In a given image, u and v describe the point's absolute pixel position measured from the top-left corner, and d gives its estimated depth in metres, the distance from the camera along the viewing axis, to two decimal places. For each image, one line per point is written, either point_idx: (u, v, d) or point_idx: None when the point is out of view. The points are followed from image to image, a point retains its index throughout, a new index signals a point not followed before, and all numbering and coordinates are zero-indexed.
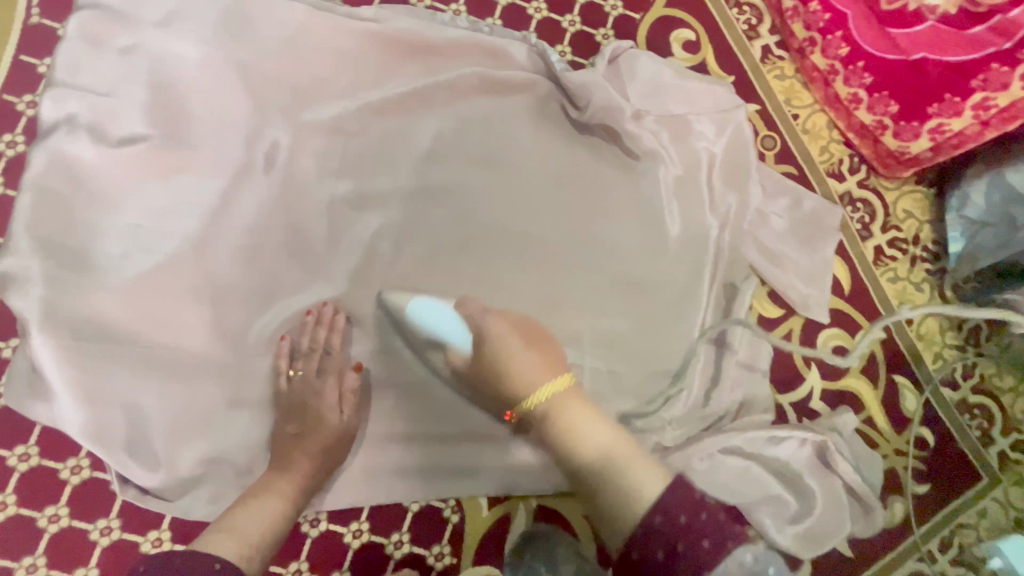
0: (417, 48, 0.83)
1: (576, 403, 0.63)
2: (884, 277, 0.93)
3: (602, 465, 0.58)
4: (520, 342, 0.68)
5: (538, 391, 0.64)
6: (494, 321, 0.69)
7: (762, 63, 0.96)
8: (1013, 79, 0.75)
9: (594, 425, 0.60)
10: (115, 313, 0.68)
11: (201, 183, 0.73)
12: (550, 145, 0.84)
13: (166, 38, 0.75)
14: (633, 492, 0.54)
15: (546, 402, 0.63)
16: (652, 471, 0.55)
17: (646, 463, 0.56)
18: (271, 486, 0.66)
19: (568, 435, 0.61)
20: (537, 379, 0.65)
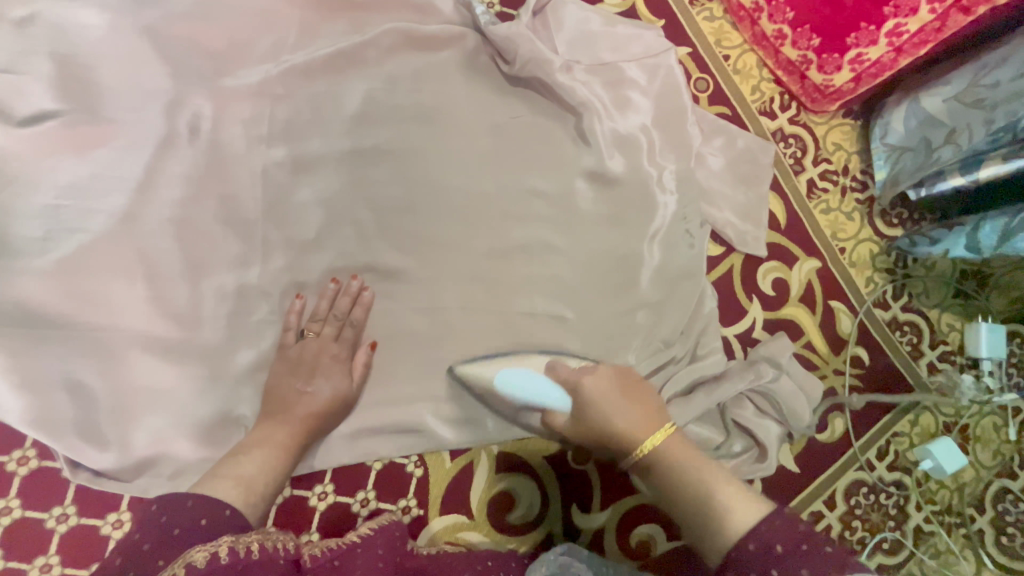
0: (340, 6, 0.81)
1: (683, 451, 0.60)
2: (817, 209, 0.97)
3: (702, 504, 0.53)
4: (620, 396, 0.67)
5: (645, 439, 0.62)
6: (600, 371, 0.70)
7: (691, 5, 0.97)
8: (922, 3, 0.76)
9: (695, 465, 0.57)
10: (45, 296, 0.65)
11: (125, 157, 0.70)
12: (485, 100, 0.85)
13: (66, 6, 0.71)
14: (724, 529, 0.50)
15: (650, 454, 0.61)
16: (746, 504, 0.51)
17: (739, 491, 0.53)
18: (266, 438, 0.65)
19: (666, 469, 0.59)
20: (636, 430, 0.63)
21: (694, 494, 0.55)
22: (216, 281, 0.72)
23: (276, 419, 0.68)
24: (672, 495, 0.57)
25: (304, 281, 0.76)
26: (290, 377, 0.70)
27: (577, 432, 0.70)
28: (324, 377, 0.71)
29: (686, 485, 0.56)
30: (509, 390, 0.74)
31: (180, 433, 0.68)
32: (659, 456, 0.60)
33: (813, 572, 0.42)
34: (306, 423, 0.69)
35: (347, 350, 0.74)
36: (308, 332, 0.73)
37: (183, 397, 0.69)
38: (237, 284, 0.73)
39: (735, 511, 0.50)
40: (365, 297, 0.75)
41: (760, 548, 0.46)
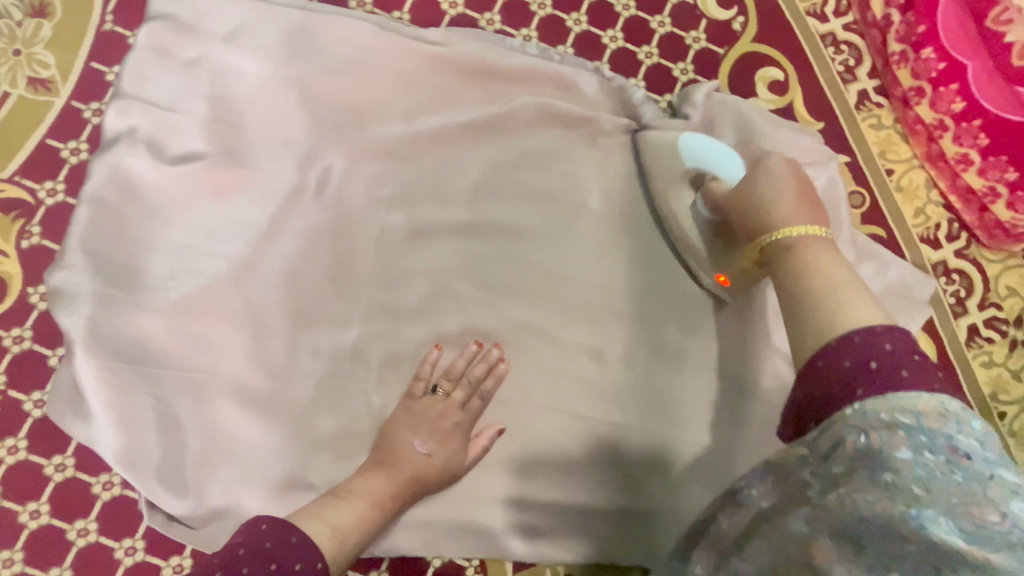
0: (482, 74, 0.79)
1: (825, 250, 0.54)
2: (976, 360, 0.82)
3: (823, 294, 0.49)
4: (791, 194, 0.60)
5: (794, 225, 0.57)
6: (770, 163, 0.64)
7: (857, 109, 0.86)
8: None
9: (827, 270, 0.51)
10: (159, 335, 0.66)
11: (255, 204, 0.71)
12: (612, 187, 0.80)
13: (231, 53, 0.73)
14: (832, 316, 0.47)
15: (790, 239, 0.56)
16: (872, 312, 0.46)
17: (871, 306, 0.47)
18: (357, 488, 0.64)
19: (799, 252, 0.54)
20: (784, 220, 0.58)
21: (823, 280, 0.50)
22: (313, 340, 0.71)
23: (381, 470, 0.66)
24: (797, 267, 0.53)
25: (396, 352, 0.73)
26: (407, 432, 0.68)
27: (731, 195, 0.66)
28: (443, 443, 0.68)
29: (814, 276, 0.51)
30: (687, 155, 0.72)
31: (251, 490, 0.67)
32: (792, 245, 0.55)
33: (906, 374, 0.42)
34: (409, 482, 0.67)
35: (469, 421, 0.70)
36: (438, 390, 0.70)
37: (259, 453, 0.68)
38: (332, 345, 0.72)
39: (859, 315, 0.46)
40: (501, 369, 0.70)
41: (856, 355, 0.43)
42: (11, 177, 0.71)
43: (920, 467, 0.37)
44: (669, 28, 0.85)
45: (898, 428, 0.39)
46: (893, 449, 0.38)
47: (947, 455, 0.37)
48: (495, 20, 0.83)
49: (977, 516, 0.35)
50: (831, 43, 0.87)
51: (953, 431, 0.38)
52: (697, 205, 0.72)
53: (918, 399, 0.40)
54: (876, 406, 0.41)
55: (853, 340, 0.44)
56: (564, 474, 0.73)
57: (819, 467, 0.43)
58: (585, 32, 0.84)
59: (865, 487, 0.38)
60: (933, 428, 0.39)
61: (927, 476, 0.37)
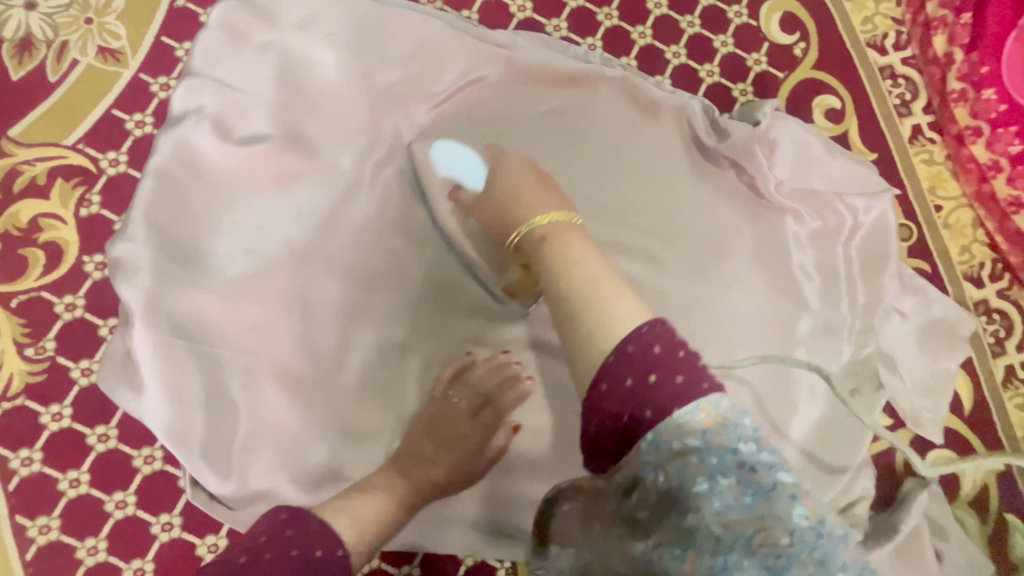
0: (545, 79, 0.79)
1: (584, 247, 0.59)
2: (1012, 401, 0.83)
3: (585, 288, 0.53)
4: (532, 179, 0.68)
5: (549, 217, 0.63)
6: (510, 160, 0.70)
7: (910, 144, 0.87)
8: None
9: (586, 260, 0.56)
10: (216, 314, 0.66)
11: (315, 192, 0.72)
12: (665, 202, 0.80)
13: (302, 40, 0.74)
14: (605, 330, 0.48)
15: (545, 228, 0.62)
16: (637, 308, 0.50)
17: (630, 299, 0.51)
18: (376, 484, 0.63)
19: (555, 240, 0.61)
20: (542, 211, 0.64)
21: (587, 290, 0.53)
22: (360, 331, 0.71)
23: (402, 467, 0.65)
24: (562, 261, 0.57)
25: (442, 349, 0.73)
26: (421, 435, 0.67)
27: (484, 194, 0.69)
28: (454, 448, 0.67)
29: (583, 257, 0.57)
30: (440, 165, 0.73)
31: (292, 476, 0.67)
32: (549, 232, 0.62)
33: (682, 380, 0.43)
34: (425, 484, 0.65)
35: (478, 433, 0.68)
36: (451, 395, 0.68)
37: (303, 440, 0.68)
38: (379, 338, 0.72)
39: (625, 313, 0.49)
40: (524, 386, 0.70)
41: (637, 367, 0.44)
42: (75, 144, 0.72)
43: (718, 500, 0.39)
44: (731, 48, 0.86)
45: (688, 456, 0.40)
46: (691, 483, 0.40)
47: (737, 476, 0.40)
48: (561, 26, 0.84)
49: (775, 542, 0.38)
50: (889, 76, 0.88)
51: (735, 445, 0.40)
52: (460, 195, 0.72)
53: (699, 414, 0.41)
54: (667, 434, 0.42)
55: (627, 352, 0.45)
56: None
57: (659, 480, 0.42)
58: (648, 45, 0.84)
59: (671, 540, 0.41)
60: (718, 445, 0.40)
61: (725, 509, 0.39)
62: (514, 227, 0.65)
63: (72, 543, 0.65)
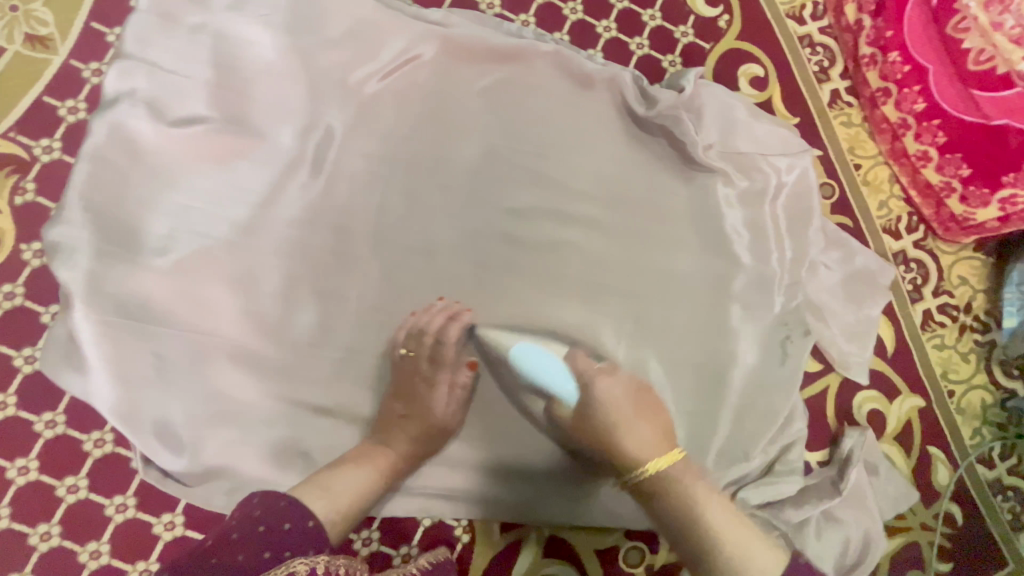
0: (481, 55, 0.82)
1: (694, 476, 0.64)
2: (930, 342, 0.89)
3: (724, 536, 0.59)
4: (631, 410, 0.69)
5: (649, 458, 0.65)
6: (602, 386, 0.70)
7: (830, 107, 0.93)
8: None
9: (709, 504, 0.61)
10: (160, 294, 0.67)
11: (256, 171, 0.73)
12: (603, 170, 0.84)
13: (236, 21, 0.74)
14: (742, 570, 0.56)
15: (657, 474, 0.64)
16: (772, 552, 0.57)
17: (757, 537, 0.58)
18: (362, 455, 0.67)
19: (682, 492, 0.63)
20: (648, 451, 0.66)
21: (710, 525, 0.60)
22: (307, 304, 0.73)
23: (383, 443, 0.69)
24: (686, 507, 0.62)
25: (391, 319, 0.75)
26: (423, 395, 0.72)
27: (577, 421, 0.70)
28: (447, 410, 0.72)
29: (709, 510, 0.61)
30: (523, 364, 0.71)
31: (247, 449, 0.68)
32: (665, 476, 0.64)
33: (806, 565, 0.57)
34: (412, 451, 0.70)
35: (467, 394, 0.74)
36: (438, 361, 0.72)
37: (256, 414, 0.70)
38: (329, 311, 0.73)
39: (758, 558, 0.56)
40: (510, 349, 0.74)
41: None
42: (6, 132, 0.71)
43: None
44: (659, 22, 0.90)
45: None
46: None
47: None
48: (495, 3, 0.86)
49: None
50: (808, 44, 0.94)
51: None
52: (537, 409, 0.75)
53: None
54: None
55: None
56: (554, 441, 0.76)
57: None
58: (580, 21, 0.88)
59: None
60: None
61: None
62: (610, 451, 0.67)
63: (23, 531, 0.65)
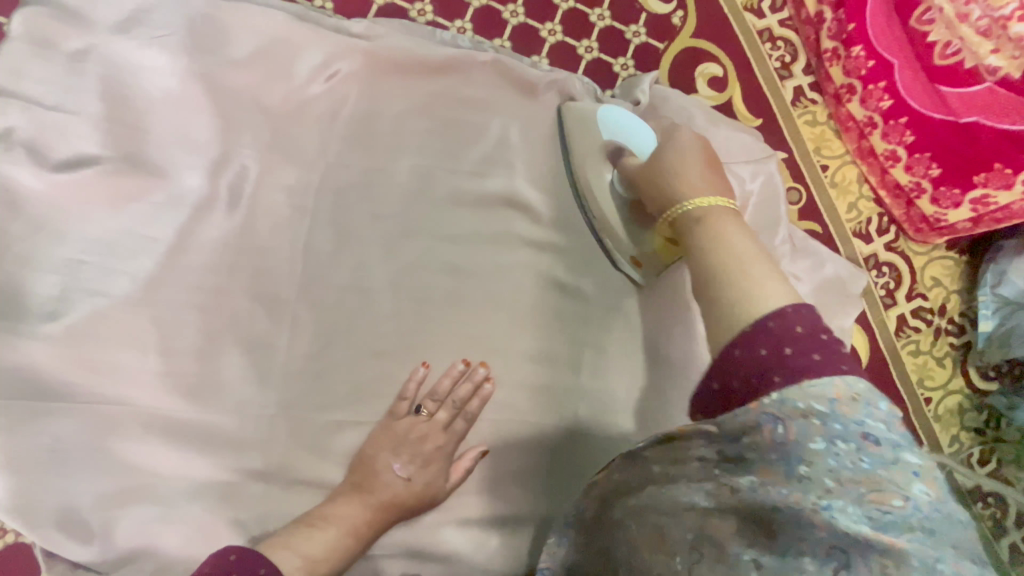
0: (413, 68, 0.75)
1: (734, 221, 0.53)
2: (906, 349, 0.86)
3: (737, 274, 0.47)
4: (699, 165, 0.58)
5: (705, 196, 0.55)
6: (682, 138, 0.62)
7: (793, 106, 0.87)
8: (1017, 181, 0.72)
9: (738, 242, 0.50)
10: (54, 365, 0.59)
11: (159, 215, 0.65)
12: (553, 188, 0.78)
13: (125, 44, 0.66)
14: (745, 309, 0.45)
15: (701, 210, 0.54)
16: (780, 294, 0.46)
17: (776, 279, 0.47)
18: (329, 516, 0.60)
19: (711, 222, 0.52)
20: (700, 189, 0.56)
21: (730, 252, 0.49)
22: (231, 360, 0.66)
23: (359, 494, 0.63)
24: (708, 238, 0.51)
25: (328, 368, 0.68)
26: (387, 454, 0.65)
27: (642, 168, 0.64)
28: (424, 467, 0.65)
29: (732, 243, 0.50)
30: (604, 127, 0.73)
31: (166, 530, 0.61)
32: (705, 215, 0.53)
33: (820, 357, 0.41)
34: (386, 509, 0.63)
35: (452, 446, 0.67)
36: (422, 411, 0.67)
37: (177, 488, 0.62)
38: (257, 366, 0.66)
39: (766, 297, 0.45)
40: (485, 391, 0.68)
41: (772, 342, 0.42)
42: None
43: (832, 458, 0.37)
44: (608, 21, 0.84)
45: (813, 416, 0.38)
46: (809, 441, 0.37)
47: (858, 443, 0.37)
48: (426, 10, 0.80)
49: (881, 500, 0.35)
50: (768, 38, 0.88)
51: (864, 418, 0.38)
52: (614, 180, 0.72)
53: (830, 386, 0.39)
54: (794, 395, 0.39)
55: (761, 358, 0.42)
56: (514, 487, 0.70)
57: (725, 446, 0.40)
58: (522, 25, 0.81)
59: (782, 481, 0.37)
60: (846, 415, 0.38)
61: (839, 468, 0.36)
62: (669, 204, 0.57)
63: None
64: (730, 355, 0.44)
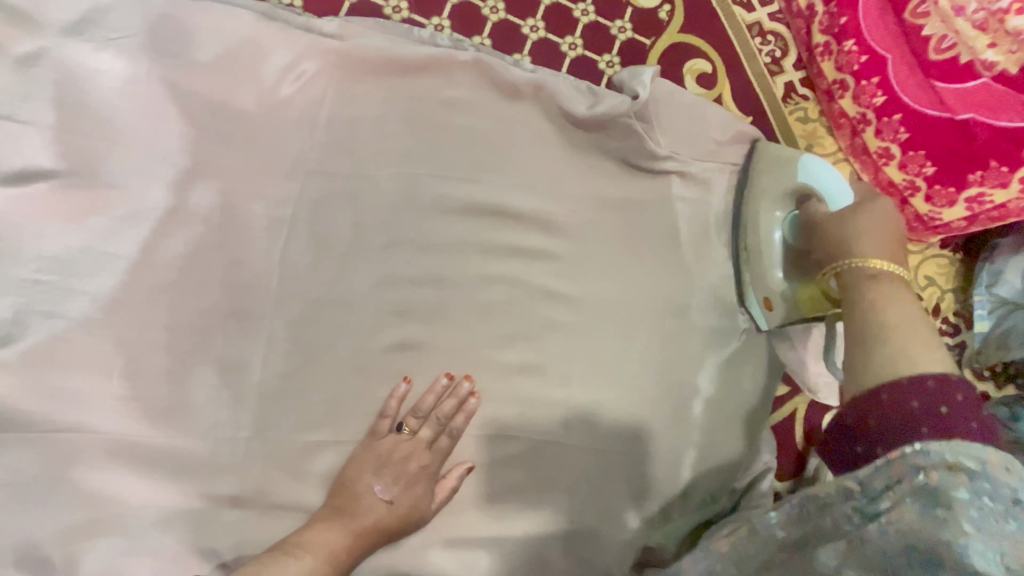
0: (388, 69, 0.71)
1: (895, 287, 0.51)
2: None
3: (895, 334, 0.47)
4: (889, 240, 0.57)
5: (878, 258, 0.54)
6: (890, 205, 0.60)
7: (784, 102, 0.85)
8: (1013, 180, 0.69)
9: (898, 306, 0.49)
10: (7, 392, 0.56)
11: (120, 230, 0.61)
12: (539, 191, 0.74)
13: (79, 48, 0.62)
14: (898, 364, 0.45)
15: (872, 267, 0.53)
16: (933, 359, 0.44)
17: (936, 346, 0.46)
18: (306, 543, 0.57)
19: (880, 281, 0.52)
20: (886, 249, 0.55)
21: (886, 319, 0.49)
22: (201, 381, 0.62)
23: (338, 519, 0.60)
24: (868, 294, 0.51)
25: (304, 386, 0.65)
26: (369, 475, 0.62)
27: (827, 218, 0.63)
28: (407, 488, 0.63)
29: (892, 309, 0.49)
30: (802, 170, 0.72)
31: (136, 562, 0.58)
32: (877, 273, 0.53)
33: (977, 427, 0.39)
34: (368, 533, 0.60)
35: (437, 464, 0.65)
36: (404, 429, 0.64)
37: (144, 519, 0.59)
38: (230, 386, 0.63)
39: (919, 360, 0.44)
40: (471, 405, 0.66)
41: (928, 400, 0.41)
42: None
43: (975, 508, 0.34)
44: (593, 17, 0.80)
45: (960, 470, 0.36)
46: (951, 489, 0.35)
47: (1006, 505, 0.34)
48: (401, 7, 0.77)
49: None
50: (757, 33, 0.85)
51: (1017, 484, 0.35)
52: (788, 234, 0.71)
53: (982, 449, 0.37)
54: (938, 448, 0.38)
55: (911, 410, 0.41)
56: (504, 504, 0.68)
57: (861, 504, 0.39)
58: (502, 21, 0.78)
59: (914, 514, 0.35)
60: (997, 476, 0.36)
61: (980, 518, 0.33)
62: (839, 258, 0.57)
63: None
64: (874, 397, 0.43)
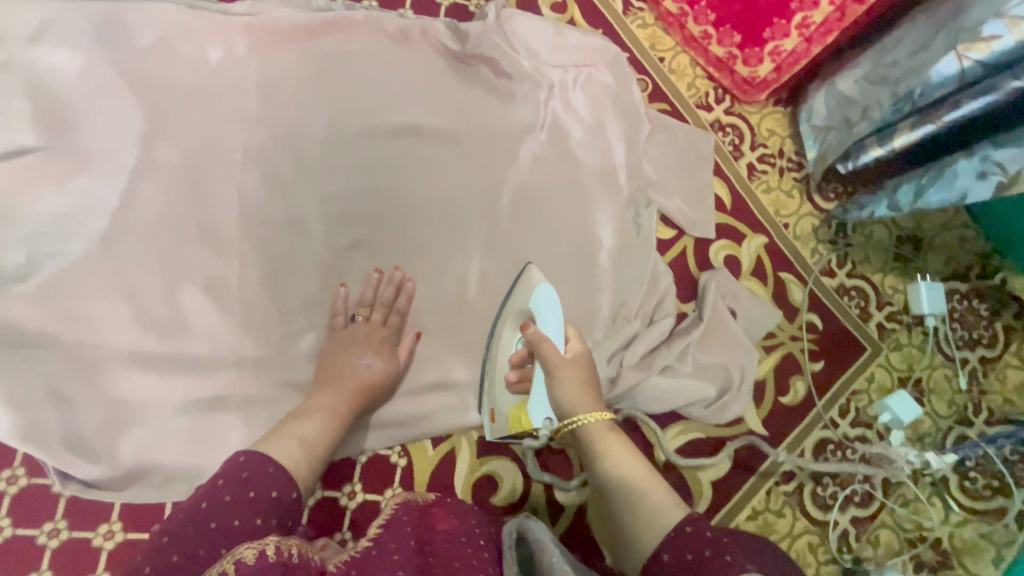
0: (297, 33, 0.87)
1: (621, 443, 0.67)
2: (759, 188, 1.05)
3: (637, 491, 0.61)
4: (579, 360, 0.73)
5: (589, 415, 0.69)
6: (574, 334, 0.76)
7: (625, 15, 1.06)
8: (791, 29, 0.92)
9: (629, 463, 0.64)
10: (30, 318, 0.70)
11: (101, 184, 0.75)
12: (442, 109, 0.91)
13: (39, 51, 0.77)
14: (649, 523, 0.57)
15: (592, 433, 0.67)
16: (668, 498, 0.59)
17: (663, 493, 0.60)
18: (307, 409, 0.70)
19: (606, 452, 0.66)
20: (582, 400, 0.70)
21: (629, 481, 0.62)
22: (190, 295, 0.76)
23: (330, 390, 0.73)
24: (622, 494, 0.62)
25: (280, 288, 0.79)
26: (344, 355, 0.77)
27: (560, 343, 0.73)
28: (379, 354, 0.78)
29: (627, 473, 0.63)
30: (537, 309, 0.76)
31: (169, 438, 0.72)
32: (598, 447, 0.67)
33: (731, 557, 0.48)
34: (352, 393, 0.74)
35: (393, 335, 0.81)
36: (358, 316, 0.80)
37: (166, 408, 0.73)
38: (215, 297, 0.77)
39: (661, 508, 0.58)
40: (410, 288, 0.83)
41: (695, 548, 0.51)
42: None
43: None
44: None
45: None
46: None
47: None
48: None
49: None
50: None
51: None
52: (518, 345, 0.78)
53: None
54: None
55: (662, 559, 0.53)
56: (459, 356, 0.85)
57: None
58: None
59: None
60: None
61: None
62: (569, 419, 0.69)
63: None
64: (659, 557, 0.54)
